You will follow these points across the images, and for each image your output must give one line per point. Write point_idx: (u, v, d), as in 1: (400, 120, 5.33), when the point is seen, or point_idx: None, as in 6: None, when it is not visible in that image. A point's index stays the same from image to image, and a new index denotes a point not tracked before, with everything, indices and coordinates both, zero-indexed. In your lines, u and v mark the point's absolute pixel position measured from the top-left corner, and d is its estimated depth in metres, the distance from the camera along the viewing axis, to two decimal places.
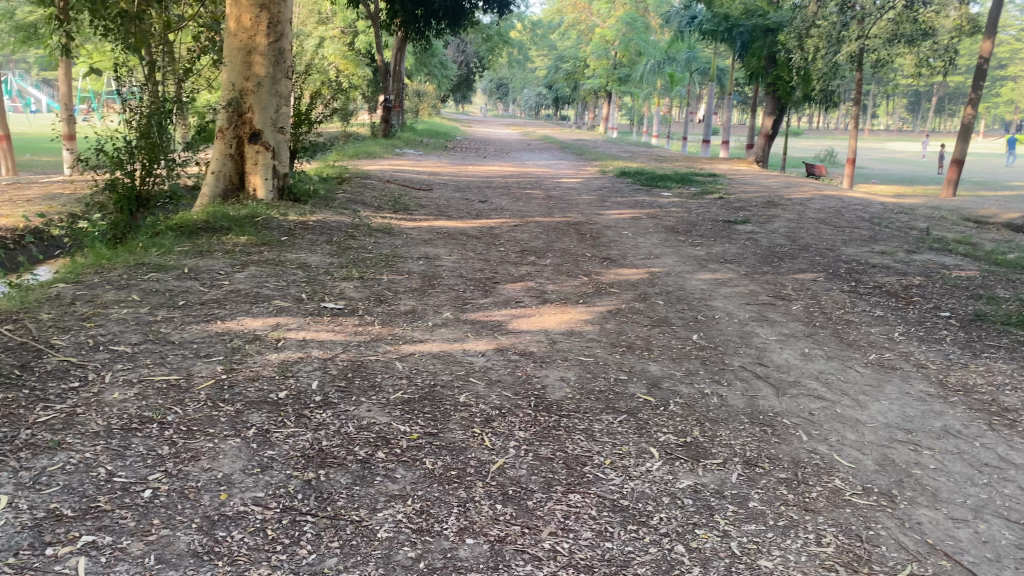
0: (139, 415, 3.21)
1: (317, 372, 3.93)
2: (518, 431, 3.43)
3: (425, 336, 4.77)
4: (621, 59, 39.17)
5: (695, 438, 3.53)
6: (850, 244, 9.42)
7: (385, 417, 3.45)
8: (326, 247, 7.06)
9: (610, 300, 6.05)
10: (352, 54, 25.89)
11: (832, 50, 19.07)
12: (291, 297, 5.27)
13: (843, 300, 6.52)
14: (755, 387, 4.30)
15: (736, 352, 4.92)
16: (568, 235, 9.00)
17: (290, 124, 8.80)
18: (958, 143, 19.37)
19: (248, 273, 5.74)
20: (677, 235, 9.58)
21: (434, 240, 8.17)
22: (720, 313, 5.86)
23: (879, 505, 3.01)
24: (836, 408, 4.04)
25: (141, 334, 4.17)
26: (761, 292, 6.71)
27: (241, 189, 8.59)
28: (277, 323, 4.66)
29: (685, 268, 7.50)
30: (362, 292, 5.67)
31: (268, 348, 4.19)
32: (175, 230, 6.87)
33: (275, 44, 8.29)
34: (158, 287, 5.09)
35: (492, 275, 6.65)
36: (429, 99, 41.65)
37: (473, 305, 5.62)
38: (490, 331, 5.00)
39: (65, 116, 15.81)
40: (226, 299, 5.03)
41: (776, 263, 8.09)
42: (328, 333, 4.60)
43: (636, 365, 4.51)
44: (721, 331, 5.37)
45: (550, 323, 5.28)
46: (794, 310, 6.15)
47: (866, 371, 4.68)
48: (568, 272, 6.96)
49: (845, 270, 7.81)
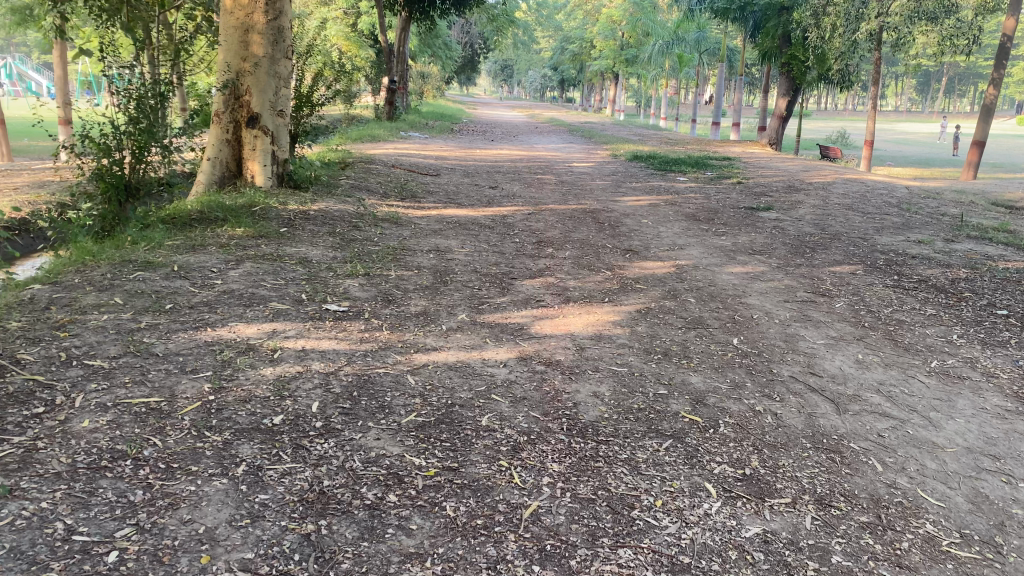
0: (110, 449, 2.74)
1: (317, 390, 3.45)
2: (550, 464, 2.96)
3: (439, 343, 4.29)
4: (628, 39, 38.33)
5: (755, 469, 3.06)
6: (883, 233, 8.88)
7: (397, 448, 2.99)
8: (329, 240, 6.57)
9: (638, 298, 5.56)
10: (354, 34, 25.20)
11: (850, 28, 18.37)
12: (290, 298, 4.79)
13: (888, 296, 6.02)
14: (811, 403, 3.83)
15: (783, 359, 4.43)
16: (585, 224, 8.51)
17: (290, 107, 8.30)
18: (980, 124, 18.68)
19: (244, 270, 5.27)
20: (699, 224, 9.06)
21: (444, 230, 7.67)
22: (758, 312, 5.37)
23: (985, 558, 2.55)
24: (906, 428, 3.57)
25: (121, 346, 3.68)
26: (798, 287, 6.21)
27: (238, 176, 8.11)
28: (275, 330, 4.19)
29: (713, 261, 7.00)
30: (367, 291, 5.19)
31: (264, 361, 3.72)
32: (167, 223, 6.38)
33: (273, 23, 7.76)
34: (144, 288, 4.62)
35: (508, 270, 6.17)
36: (433, 81, 41.02)
37: (489, 305, 5.13)
38: (510, 336, 4.52)
39: (61, 100, 15.18)
40: (218, 302, 4.55)
41: (808, 254, 7.59)
42: (331, 341, 4.12)
43: (675, 376, 4.03)
44: (763, 333, 4.89)
45: (576, 326, 4.80)
46: (837, 307, 5.66)
47: (931, 382, 4.20)
48: (590, 266, 6.46)
49: (883, 262, 7.29)
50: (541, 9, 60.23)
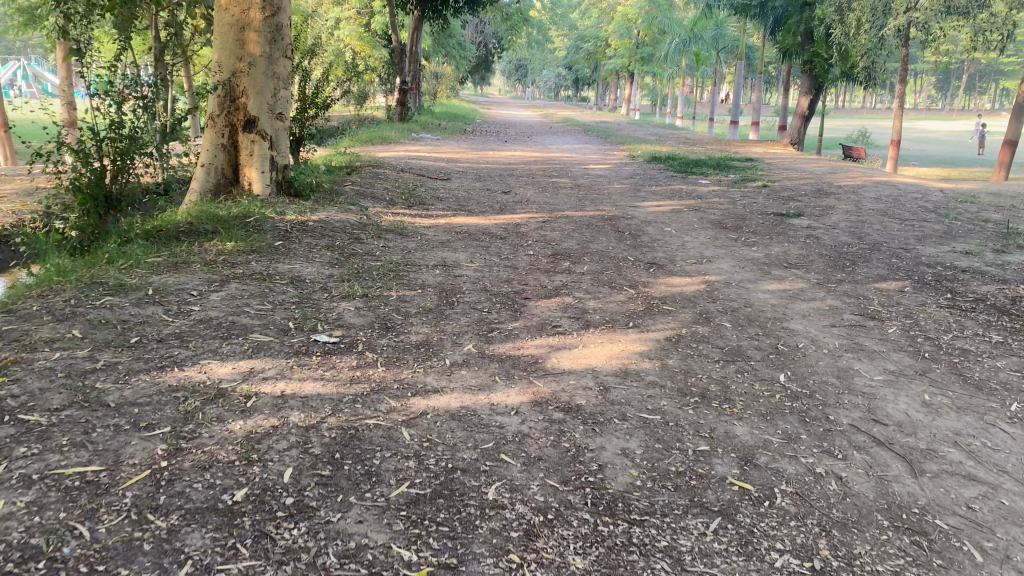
0: (21, 545, 2.19)
1: (293, 452, 2.89)
2: (572, 558, 2.39)
3: (441, 384, 3.71)
4: (644, 37, 37.53)
5: (825, 562, 2.48)
6: (926, 242, 8.22)
7: (382, 534, 2.43)
8: (325, 254, 6.03)
9: (666, 323, 4.96)
10: (367, 34, 24.66)
11: (877, 24, 17.56)
12: (275, 328, 4.23)
13: (945, 319, 5.39)
14: (880, 462, 3.23)
15: (841, 402, 3.83)
16: (604, 233, 7.95)
17: (289, 110, 7.76)
18: (1014, 123, 17.86)
19: (227, 293, 4.73)
20: (727, 232, 8.46)
21: (452, 241, 7.10)
22: (803, 340, 4.77)
23: None
24: (1000, 498, 2.96)
25: (65, 395, 3.12)
26: (844, 307, 5.60)
27: (235, 183, 7.53)
28: (252, 369, 3.63)
29: (746, 276, 6.40)
30: (363, 316, 4.64)
31: (234, 413, 3.16)
32: (150, 237, 5.84)
33: (271, 20, 7.26)
34: (110, 316, 4.08)
35: (521, 288, 5.60)
36: (446, 80, 40.60)
37: (500, 332, 4.56)
38: (523, 373, 3.93)
39: (63, 99, 14.64)
40: (192, 333, 4.00)
41: (848, 267, 6.97)
42: (317, 384, 3.55)
43: (717, 427, 3.44)
44: (812, 368, 4.30)
45: (598, 359, 4.20)
46: (891, 333, 5.03)
47: (1017, 432, 3.58)
48: (610, 284, 5.88)
49: (932, 277, 6.64)
50: (555, 8, 59.83)
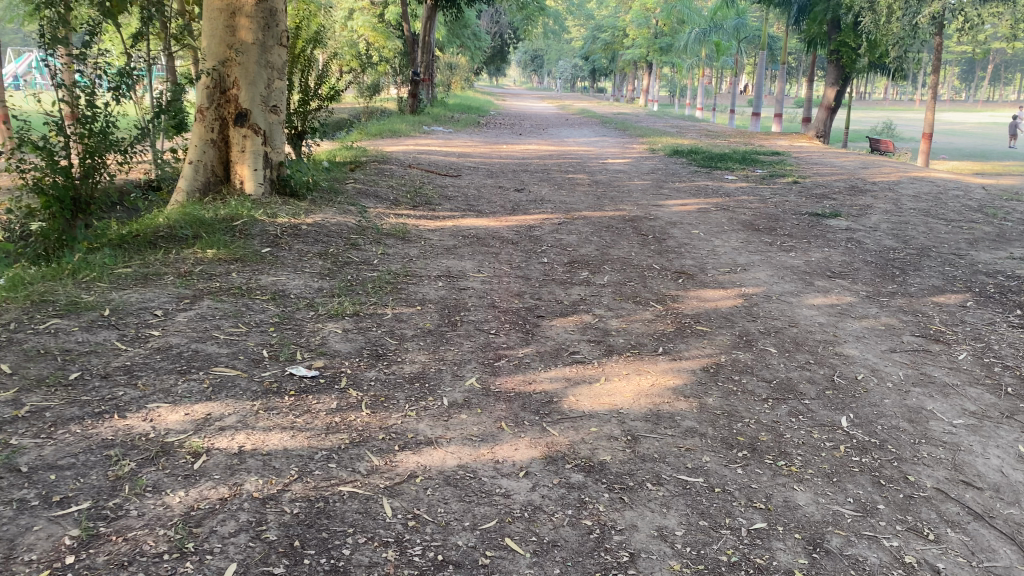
0: None
1: (240, 538, 2.28)
2: None
3: (435, 434, 3.08)
4: (663, 26, 36.18)
5: None
6: (979, 248, 7.47)
7: None
8: (317, 264, 5.42)
9: (702, 348, 4.30)
10: (380, 24, 24.03)
11: (911, 11, 16.25)
12: (246, 358, 3.62)
13: (1021, 342, 4.68)
14: (983, 545, 2.57)
15: (920, 456, 3.16)
16: (626, 237, 7.29)
17: (285, 102, 7.13)
18: None
19: (197, 313, 4.12)
20: (761, 235, 7.78)
21: (458, 247, 6.47)
22: (862, 370, 4.10)
23: None
24: None
25: None
26: (903, 327, 4.91)
27: (225, 182, 6.92)
28: (208, 416, 3.01)
29: (787, 287, 5.73)
30: (351, 341, 4.02)
31: (175, 479, 2.55)
32: (122, 245, 5.24)
33: (264, 4, 6.64)
34: (52, 346, 3.47)
35: (535, 304, 4.97)
36: (462, 70, 40.20)
37: (509, 361, 3.92)
38: (536, 419, 3.28)
39: None
40: (145, 366, 3.40)
41: (898, 277, 6.26)
42: (286, 436, 2.93)
43: (774, 494, 2.79)
44: (878, 407, 3.63)
45: (622, 397, 3.55)
46: (962, 361, 4.34)
47: None
48: (635, 298, 5.23)
49: (995, 290, 5.91)
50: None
